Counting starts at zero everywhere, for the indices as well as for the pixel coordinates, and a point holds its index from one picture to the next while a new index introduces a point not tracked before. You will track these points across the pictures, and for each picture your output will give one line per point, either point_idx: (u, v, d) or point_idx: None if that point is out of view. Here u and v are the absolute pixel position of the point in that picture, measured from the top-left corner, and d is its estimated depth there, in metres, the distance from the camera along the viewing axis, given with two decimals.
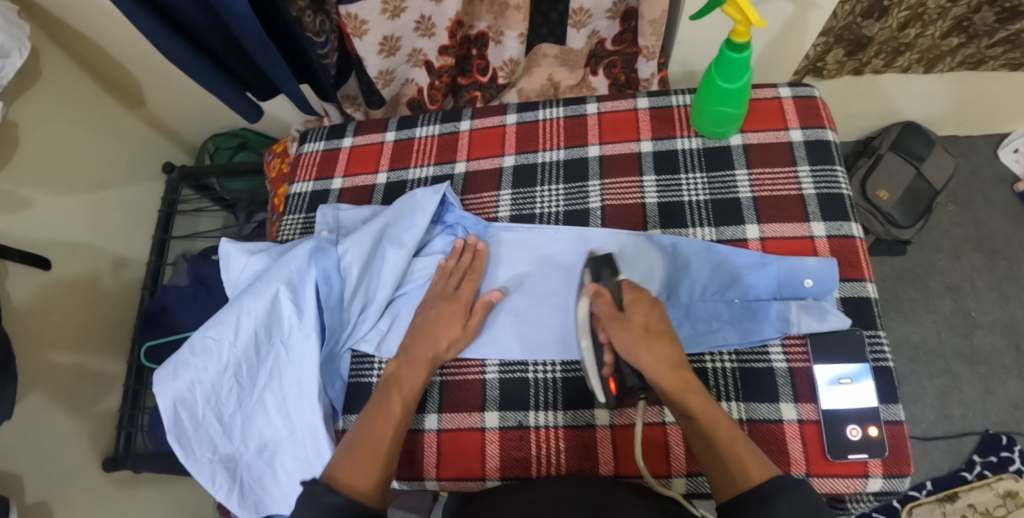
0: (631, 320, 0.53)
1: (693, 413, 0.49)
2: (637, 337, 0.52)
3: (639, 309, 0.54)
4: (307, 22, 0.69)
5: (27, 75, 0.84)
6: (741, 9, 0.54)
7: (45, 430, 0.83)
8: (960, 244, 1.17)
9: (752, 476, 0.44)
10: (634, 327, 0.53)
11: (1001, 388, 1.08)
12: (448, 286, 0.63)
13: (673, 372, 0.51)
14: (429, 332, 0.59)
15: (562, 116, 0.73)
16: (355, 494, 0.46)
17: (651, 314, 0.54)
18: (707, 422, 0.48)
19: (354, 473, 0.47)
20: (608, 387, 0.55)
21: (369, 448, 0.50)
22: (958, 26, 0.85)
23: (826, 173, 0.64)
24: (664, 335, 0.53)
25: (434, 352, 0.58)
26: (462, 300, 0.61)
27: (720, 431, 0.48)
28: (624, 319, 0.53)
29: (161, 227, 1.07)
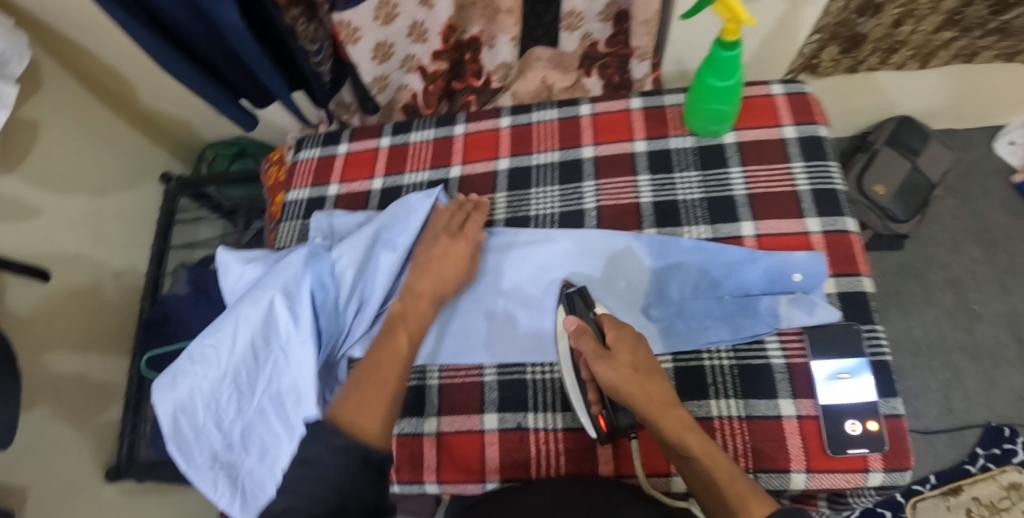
0: (618, 359, 0.52)
1: (691, 454, 0.47)
2: (627, 375, 0.51)
3: (624, 348, 0.53)
4: (302, 31, 0.70)
5: (27, 88, 0.84)
6: (731, 8, 0.54)
7: (48, 441, 0.83)
8: (959, 237, 1.17)
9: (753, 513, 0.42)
10: (621, 366, 0.51)
11: (1003, 380, 1.08)
12: (453, 225, 0.65)
13: (665, 409, 0.49)
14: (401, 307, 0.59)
15: (555, 117, 0.73)
16: (360, 432, 0.45)
17: (637, 353, 0.52)
18: (707, 460, 0.46)
19: (357, 413, 0.47)
20: (599, 425, 0.55)
21: (377, 383, 0.50)
22: (951, 20, 0.84)
23: (821, 169, 0.64)
24: (654, 377, 0.51)
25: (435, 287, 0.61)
26: (466, 239, 0.64)
27: (720, 470, 0.46)
28: (610, 358, 0.52)
29: (161, 237, 1.07)
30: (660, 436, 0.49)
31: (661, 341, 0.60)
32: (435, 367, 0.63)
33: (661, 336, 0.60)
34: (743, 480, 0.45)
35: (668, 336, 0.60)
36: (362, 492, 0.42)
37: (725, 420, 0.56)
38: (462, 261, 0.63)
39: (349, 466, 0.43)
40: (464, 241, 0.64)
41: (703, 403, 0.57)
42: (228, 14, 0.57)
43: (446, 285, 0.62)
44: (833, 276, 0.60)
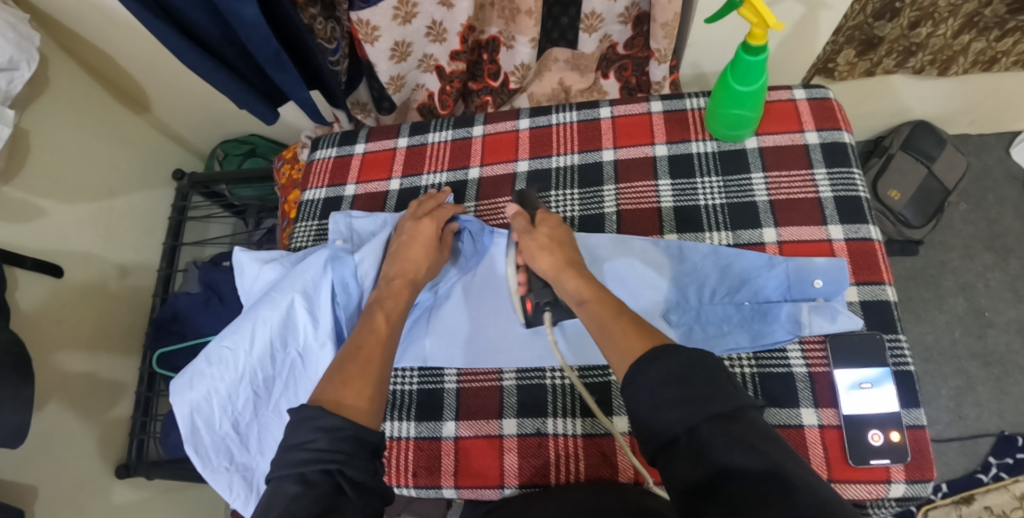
0: (538, 232, 0.59)
1: (585, 298, 0.52)
2: (538, 244, 0.58)
3: (546, 224, 0.60)
4: (318, 29, 0.69)
5: (37, 84, 0.84)
6: (758, 11, 0.53)
7: (57, 437, 0.83)
8: (972, 243, 1.16)
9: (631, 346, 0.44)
10: (539, 236, 0.59)
11: (1015, 388, 1.07)
12: (420, 210, 0.65)
13: (564, 267, 0.55)
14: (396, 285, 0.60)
15: (575, 120, 0.73)
16: (349, 412, 0.45)
17: (557, 228, 0.60)
18: (596, 301, 0.51)
19: (342, 394, 0.46)
20: (525, 306, 0.62)
21: (359, 366, 0.50)
22: (969, 22, 0.84)
23: (843, 176, 0.63)
24: (565, 245, 0.58)
25: (411, 273, 0.61)
26: (433, 221, 0.64)
27: (604, 311, 0.49)
28: (530, 232, 0.59)
29: (172, 234, 1.07)
30: (563, 292, 0.55)
31: None
32: (452, 370, 0.63)
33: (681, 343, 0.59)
34: (627, 317, 0.48)
35: (688, 343, 0.59)
36: (355, 470, 0.41)
37: None
38: (430, 244, 0.62)
39: (346, 446, 0.42)
40: (429, 222, 0.63)
41: None
42: (248, 10, 0.57)
43: (418, 268, 0.62)
44: (855, 285, 0.59)
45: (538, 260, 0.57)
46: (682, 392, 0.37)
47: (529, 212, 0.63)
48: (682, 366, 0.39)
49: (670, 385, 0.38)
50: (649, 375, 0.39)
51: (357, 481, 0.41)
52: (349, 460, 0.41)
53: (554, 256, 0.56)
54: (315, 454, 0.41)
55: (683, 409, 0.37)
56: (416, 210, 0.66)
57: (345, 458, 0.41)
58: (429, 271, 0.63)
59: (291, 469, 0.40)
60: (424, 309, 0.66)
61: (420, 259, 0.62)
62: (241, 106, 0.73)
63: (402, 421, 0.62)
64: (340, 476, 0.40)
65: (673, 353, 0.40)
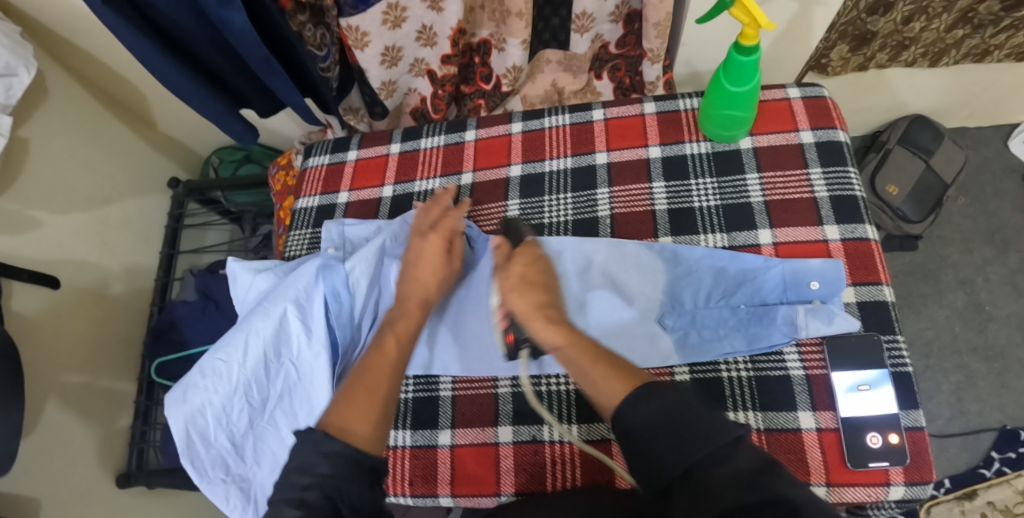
0: (511, 271, 0.57)
1: (558, 345, 0.51)
2: (515, 282, 0.55)
3: (520, 260, 0.57)
4: (308, 36, 0.68)
5: (33, 96, 0.85)
6: (749, 11, 0.53)
7: (56, 447, 0.83)
8: (972, 237, 1.15)
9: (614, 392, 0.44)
10: (511, 276, 0.56)
11: (1017, 382, 1.06)
12: (425, 222, 0.64)
13: (536, 311, 0.53)
14: (411, 278, 0.60)
15: (567, 123, 0.72)
16: (352, 438, 0.44)
17: (531, 267, 0.57)
18: (570, 349, 0.50)
19: (346, 418, 0.46)
20: (506, 339, 0.58)
21: (364, 392, 0.49)
22: (963, 17, 0.82)
23: (838, 175, 0.63)
24: (540, 285, 0.56)
25: (422, 292, 0.59)
26: (438, 233, 0.62)
27: (583, 357, 0.49)
28: (503, 270, 0.57)
29: (168, 242, 1.07)
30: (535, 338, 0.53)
31: (676, 353, 0.59)
32: (448, 378, 0.62)
33: (677, 348, 0.59)
34: (605, 359, 0.47)
35: (684, 347, 0.59)
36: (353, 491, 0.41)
37: None
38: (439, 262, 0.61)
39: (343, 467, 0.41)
40: (434, 236, 0.61)
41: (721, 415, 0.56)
42: (237, 18, 0.57)
43: (427, 289, 0.60)
44: (853, 285, 0.59)
45: (510, 301, 0.55)
46: (672, 436, 0.38)
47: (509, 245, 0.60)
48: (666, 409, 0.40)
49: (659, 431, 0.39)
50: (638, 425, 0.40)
51: (357, 508, 0.40)
52: (348, 485, 0.41)
53: (531, 296, 0.55)
54: (316, 480, 0.40)
55: (677, 452, 0.37)
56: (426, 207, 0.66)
57: (343, 484, 0.41)
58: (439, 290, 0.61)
59: (291, 495, 0.40)
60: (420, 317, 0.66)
61: (429, 278, 0.60)
62: (211, 119, 0.73)
63: (397, 429, 0.62)
64: (338, 503, 0.39)
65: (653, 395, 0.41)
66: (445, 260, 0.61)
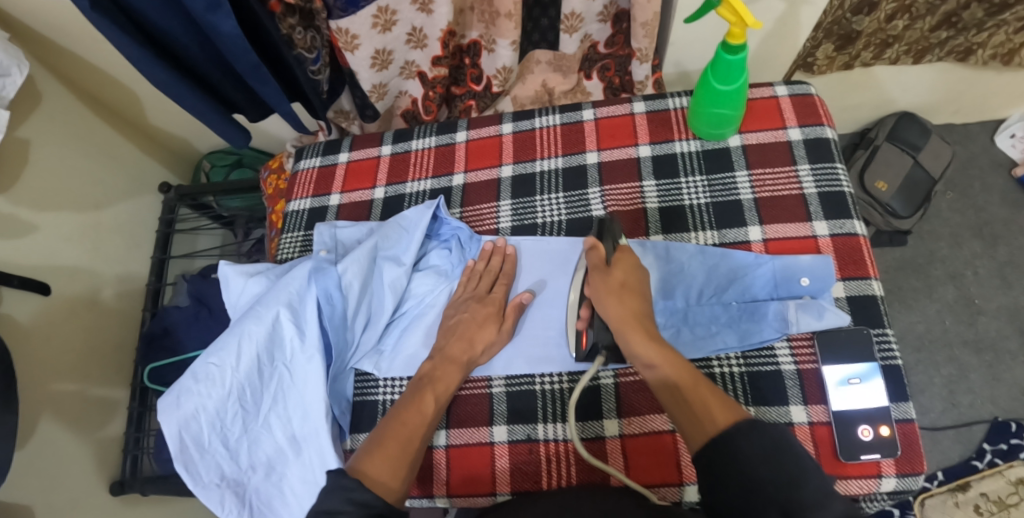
0: (612, 275, 0.56)
1: (654, 362, 0.50)
2: (610, 289, 0.55)
3: (621, 266, 0.57)
4: (297, 39, 0.67)
5: (26, 100, 0.84)
6: (736, 10, 0.53)
7: (50, 456, 0.82)
8: (960, 231, 1.16)
9: (717, 420, 0.44)
10: (612, 281, 0.56)
11: (1008, 374, 1.07)
12: (481, 289, 0.64)
13: (634, 321, 0.53)
14: (463, 332, 0.60)
15: (558, 123, 0.73)
16: (381, 491, 0.46)
17: (632, 275, 0.57)
18: (669, 368, 0.49)
19: (379, 468, 0.48)
20: (580, 342, 0.59)
21: (398, 443, 0.50)
22: (947, 20, 0.85)
23: (826, 171, 0.63)
24: (637, 294, 0.56)
25: (469, 354, 0.59)
26: (494, 303, 0.62)
27: (683, 380, 0.48)
28: (604, 272, 0.56)
29: (161, 248, 1.06)
30: (628, 348, 0.53)
31: None
32: None
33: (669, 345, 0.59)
34: (706, 388, 0.47)
35: (676, 344, 0.59)
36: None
37: None
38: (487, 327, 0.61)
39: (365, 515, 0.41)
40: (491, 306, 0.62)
41: None
42: (226, 22, 0.56)
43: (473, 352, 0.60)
44: (842, 280, 0.59)
45: (606, 305, 0.55)
46: (775, 472, 0.38)
47: (606, 247, 0.58)
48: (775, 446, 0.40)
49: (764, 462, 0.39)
50: (740, 453, 0.40)
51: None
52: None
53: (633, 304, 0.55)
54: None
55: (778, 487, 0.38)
56: (481, 268, 0.65)
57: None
58: (484, 355, 0.61)
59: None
60: (412, 318, 0.66)
61: (479, 343, 0.60)
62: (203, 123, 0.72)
63: None
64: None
65: (765, 427, 0.41)
66: (497, 328, 0.61)
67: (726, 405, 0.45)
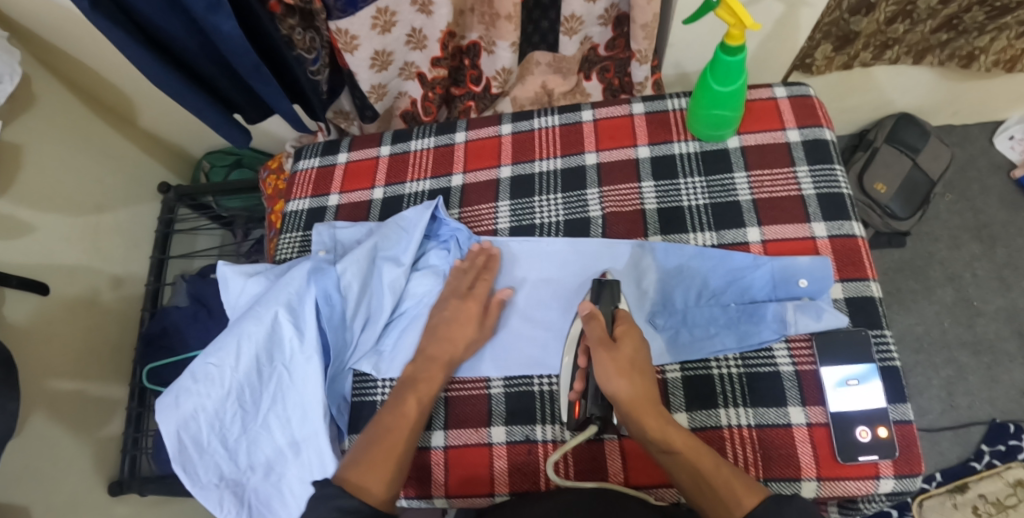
0: (620, 351, 0.54)
1: (676, 448, 0.49)
2: (620, 369, 0.52)
3: (628, 342, 0.54)
4: (297, 40, 0.68)
5: (19, 100, 0.83)
6: (735, 13, 0.53)
7: (48, 456, 0.82)
8: (959, 233, 1.16)
9: (744, 505, 0.43)
10: (621, 357, 0.53)
11: (1006, 376, 1.08)
12: (462, 285, 0.63)
13: (649, 405, 0.51)
14: (444, 331, 0.60)
15: (557, 124, 0.73)
16: (367, 497, 0.47)
17: (639, 351, 0.54)
18: (691, 454, 0.48)
19: (366, 477, 0.48)
20: (572, 411, 0.56)
21: (386, 450, 0.51)
22: (948, 23, 0.86)
23: (825, 173, 0.63)
24: (644, 373, 0.53)
25: (451, 352, 0.59)
26: (476, 300, 0.62)
27: (705, 462, 0.47)
28: (612, 348, 0.54)
29: (159, 248, 1.06)
30: (643, 434, 0.50)
31: (666, 351, 0.59)
32: None
33: (668, 347, 0.59)
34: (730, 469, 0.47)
35: (675, 345, 0.59)
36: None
37: (734, 429, 0.55)
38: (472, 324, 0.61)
39: None
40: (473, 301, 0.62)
41: (712, 412, 0.56)
42: (226, 23, 0.56)
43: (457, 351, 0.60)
44: (840, 281, 0.59)
45: (617, 387, 0.52)
46: None
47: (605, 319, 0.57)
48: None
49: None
50: None
51: None
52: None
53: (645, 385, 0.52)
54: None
55: None
56: (466, 263, 0.65)
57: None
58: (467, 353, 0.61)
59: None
60: (410, 319, 0.66)
61: (461, 341, 0.60)
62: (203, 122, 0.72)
63: None
64: None
65: (791, 509, 0.41)
66: (479, 325, 0.61)
67: (750, 488, 0.45)
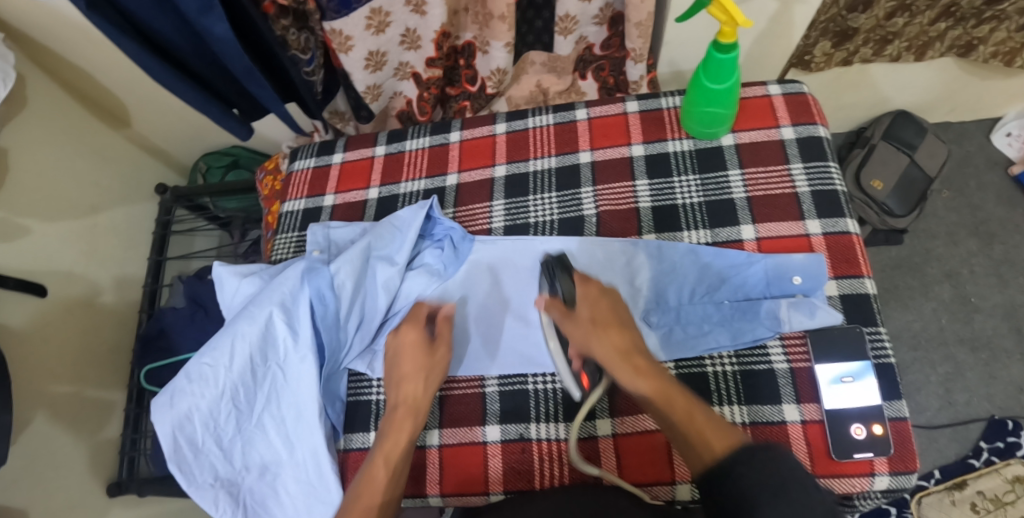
0: (579, 316, 0.53)
1: (648, 396, 0.47)
2: (589, 329, 0.52)
3: (586, 303, 0.54)
4: (291, 40, 0.68)
5: (13, 103, 0.83)
6: (727, 10, 0.53)
7: (46, 458, 0.82)
8: (956, 230, 1.16)
9: (714, 448, 0.42)
10: (581, 320, 0.52)
11: (1003, 372, 1.07)
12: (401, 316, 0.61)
13: (621, 358, 0.50)
14: (394, 366, 0.57)
15: (551, 123, 0.73)
16: None
17: (599, 305, 0.53)
18: (661, 400, 0.47)
19: None
20: (581, 383, 0.55)
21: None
22: (946, 11, 0.83)
23: (820, 170, 0.63)
24: (616, 323, 0.52)
25: (409, 393, 0.55)
26: (414, 324, 0.58)
27: (677, 409, 0.46)
28: (570, 316, 0.53)
29: (157, 249, 1.06)
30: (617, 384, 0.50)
31: (659, 349, 0.59)
32: None
33: (662, 345, 0.59)
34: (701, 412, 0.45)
35: (668, 343, 0.59)
36: None
37: None
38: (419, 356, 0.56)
39: None
40: (410, 327, 0.58)
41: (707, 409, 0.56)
42: (218, 25, 0.57)
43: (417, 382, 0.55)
44: (835, 279, 0.59)
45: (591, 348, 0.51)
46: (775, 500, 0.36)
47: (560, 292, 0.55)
48: (773, 472, 0.37)
49: (768, 486, 0.36)
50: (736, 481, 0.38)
51: None
52: None
53: (617, 337, 0.51)
54: None
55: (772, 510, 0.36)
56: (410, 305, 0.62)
57: None
58: (430, 385, 0.56)
59: None
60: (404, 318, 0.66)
61: (414, 371, 0.56)
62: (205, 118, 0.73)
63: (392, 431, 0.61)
64: None
65: (760, 452, 0.39)
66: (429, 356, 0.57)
67: (721, 430, 0.43)
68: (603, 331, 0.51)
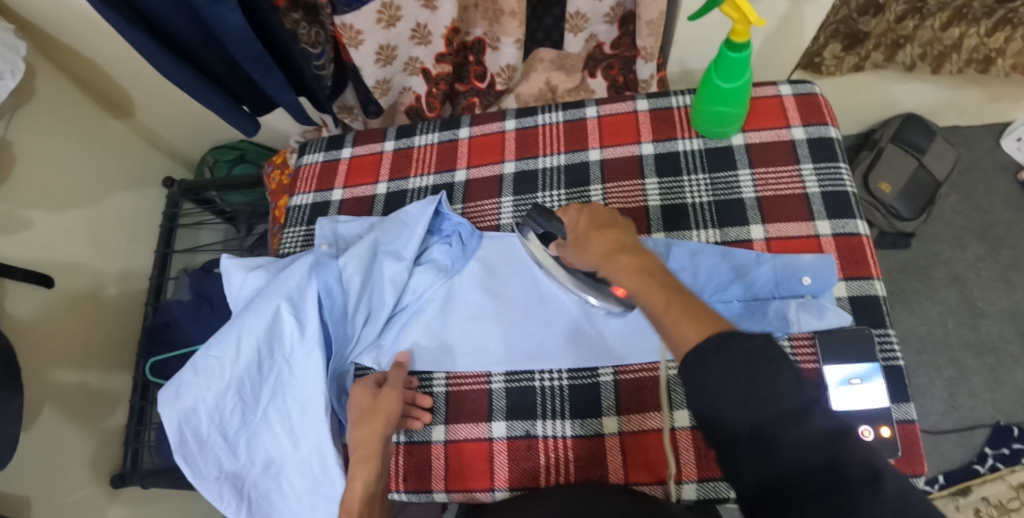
0: (575, 225, 0.52)
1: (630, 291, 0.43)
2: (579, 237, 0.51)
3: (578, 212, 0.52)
4: (302, 34, 0.69)
5: (22, 94, 0.84)
6: (739, 8, 0.53)
7: (51, 448, 0.82)
8: (963, 234, 1.16)
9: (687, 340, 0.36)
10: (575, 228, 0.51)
11: (1009, 377, 1.07)
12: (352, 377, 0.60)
13: (606, 256, 0.46)
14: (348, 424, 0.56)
15: (561, 120, 0.73)
16: None
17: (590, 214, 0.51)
18: (642, 291, 0.42)
19: None
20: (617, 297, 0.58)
21: None
22: (958, 13, 0.80)
23: (830, 171, 0.63)
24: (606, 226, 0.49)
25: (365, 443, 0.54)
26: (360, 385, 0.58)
27: (654, 298, 0.40)
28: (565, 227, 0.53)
29: (164, 242, 1.07)
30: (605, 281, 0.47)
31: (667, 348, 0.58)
32: (442, 374, 0.63)
33: None
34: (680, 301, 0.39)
35: None
36: None
37: None
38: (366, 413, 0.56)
39: None
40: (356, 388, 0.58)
41: None
42: (230, 16, 0.57)
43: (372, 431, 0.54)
44: (844, 280, 0.59)
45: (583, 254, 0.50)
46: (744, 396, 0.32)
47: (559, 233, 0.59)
48: (744, 366, 0.32)
49: (734, 381, 0.32)
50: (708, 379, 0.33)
51: None
52: None
53: (603, 238, 0.48)
54: None
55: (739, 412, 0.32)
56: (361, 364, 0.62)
57: None
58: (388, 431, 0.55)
59: None
60: (411, 313, 0.66)
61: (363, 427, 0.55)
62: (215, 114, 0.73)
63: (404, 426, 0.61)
64: None
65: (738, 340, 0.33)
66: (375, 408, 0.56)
67: (697, 318, 0.37)
68: (586, 235, 0.49)
